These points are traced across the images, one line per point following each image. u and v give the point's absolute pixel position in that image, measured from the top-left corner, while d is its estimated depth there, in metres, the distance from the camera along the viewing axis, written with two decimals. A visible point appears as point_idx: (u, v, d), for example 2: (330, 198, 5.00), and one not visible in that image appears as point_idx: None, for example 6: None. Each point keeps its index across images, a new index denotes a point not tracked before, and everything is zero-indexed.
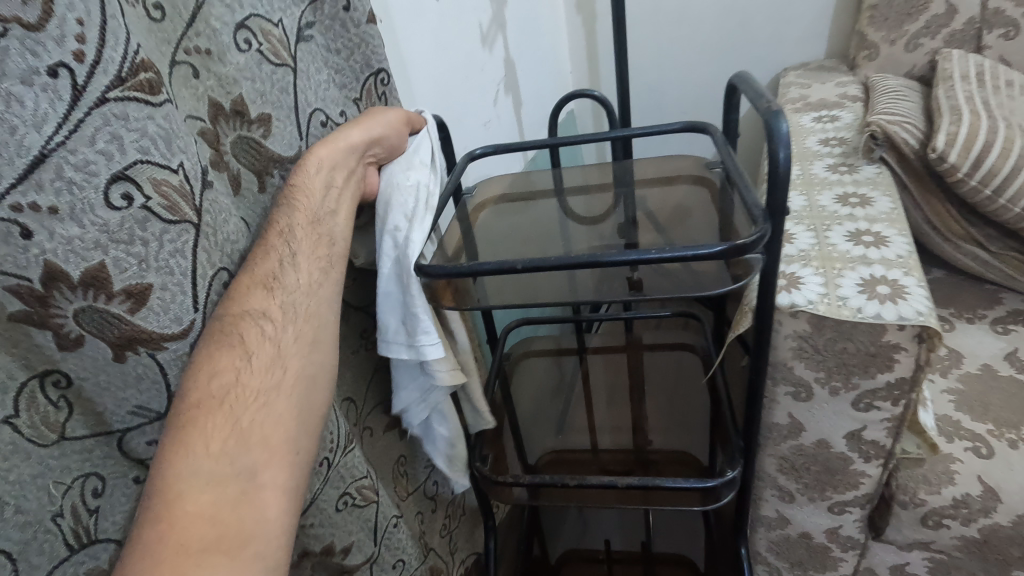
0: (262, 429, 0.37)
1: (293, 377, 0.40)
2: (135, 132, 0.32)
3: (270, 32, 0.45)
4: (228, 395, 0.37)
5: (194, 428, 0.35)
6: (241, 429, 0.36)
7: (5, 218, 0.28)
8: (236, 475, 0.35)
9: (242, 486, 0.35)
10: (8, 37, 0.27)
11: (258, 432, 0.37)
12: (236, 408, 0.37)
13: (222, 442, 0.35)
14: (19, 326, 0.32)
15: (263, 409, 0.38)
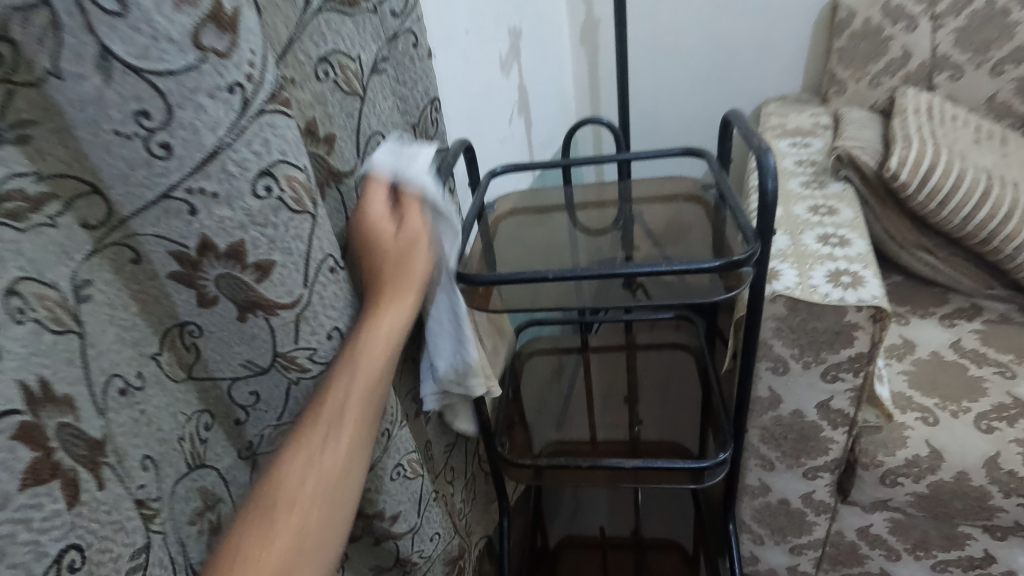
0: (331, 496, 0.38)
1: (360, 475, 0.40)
2: (280, 137, 0.39)
3: (347, 65, 0.52)
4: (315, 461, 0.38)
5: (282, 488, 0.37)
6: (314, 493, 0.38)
7: (179, 199, 0.36)
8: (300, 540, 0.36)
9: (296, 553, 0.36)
10: (204, 62, 0.34)
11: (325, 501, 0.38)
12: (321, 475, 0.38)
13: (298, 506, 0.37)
14: (168, 283, 0.41)
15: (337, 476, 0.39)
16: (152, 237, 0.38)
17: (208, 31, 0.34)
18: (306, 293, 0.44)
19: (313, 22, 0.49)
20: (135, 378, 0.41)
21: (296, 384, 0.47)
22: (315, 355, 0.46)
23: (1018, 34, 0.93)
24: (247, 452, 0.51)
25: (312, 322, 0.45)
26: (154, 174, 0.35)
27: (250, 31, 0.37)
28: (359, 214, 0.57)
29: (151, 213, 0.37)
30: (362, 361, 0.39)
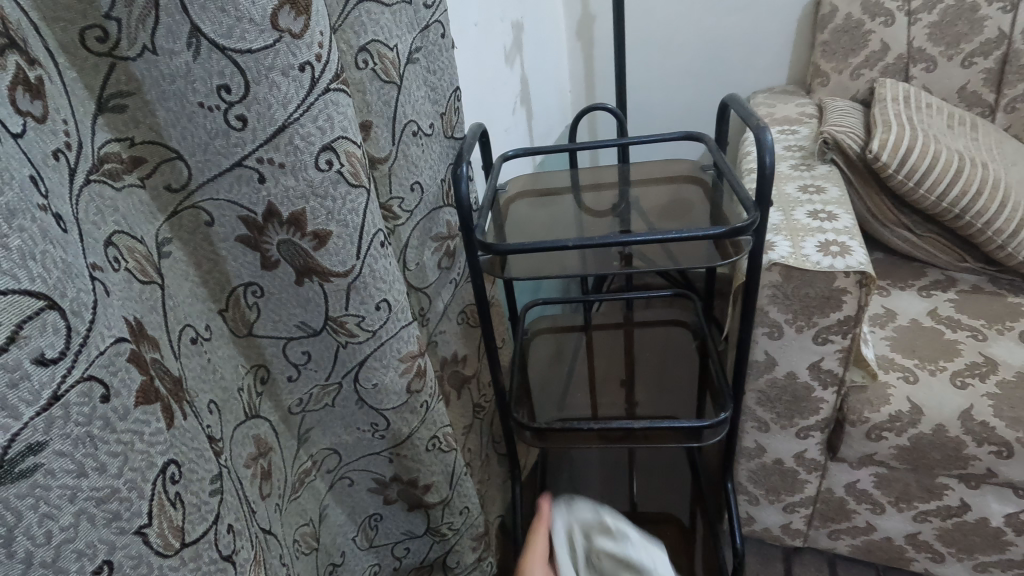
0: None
1: None
2: (341, 115, 0.44)
3: (385, 54, 0.55)
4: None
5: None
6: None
7: (251, 167, 0.43)
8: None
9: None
10: (280, 42, 0.39)
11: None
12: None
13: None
14: (234, 248, 0.47)
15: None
16: (226, 203, 0.44)
17: (285, 14, 0.39)
18: (359, 264, 0.49)
19: (354, 14, 0.52)
20: (203, 328, 0.47)
21: (345, 346, 0.53)
22: (362, 322, 0.52)
23: (986, 29, 1.00)
24: (295, 409, 0.57)
25: (363, 292, 0.51)
26: (231, 144, 0.41)
27: (318, 13, 0.41)
28: (390, 201, 0.61)
29: (227, 179, 0.43)
30: None
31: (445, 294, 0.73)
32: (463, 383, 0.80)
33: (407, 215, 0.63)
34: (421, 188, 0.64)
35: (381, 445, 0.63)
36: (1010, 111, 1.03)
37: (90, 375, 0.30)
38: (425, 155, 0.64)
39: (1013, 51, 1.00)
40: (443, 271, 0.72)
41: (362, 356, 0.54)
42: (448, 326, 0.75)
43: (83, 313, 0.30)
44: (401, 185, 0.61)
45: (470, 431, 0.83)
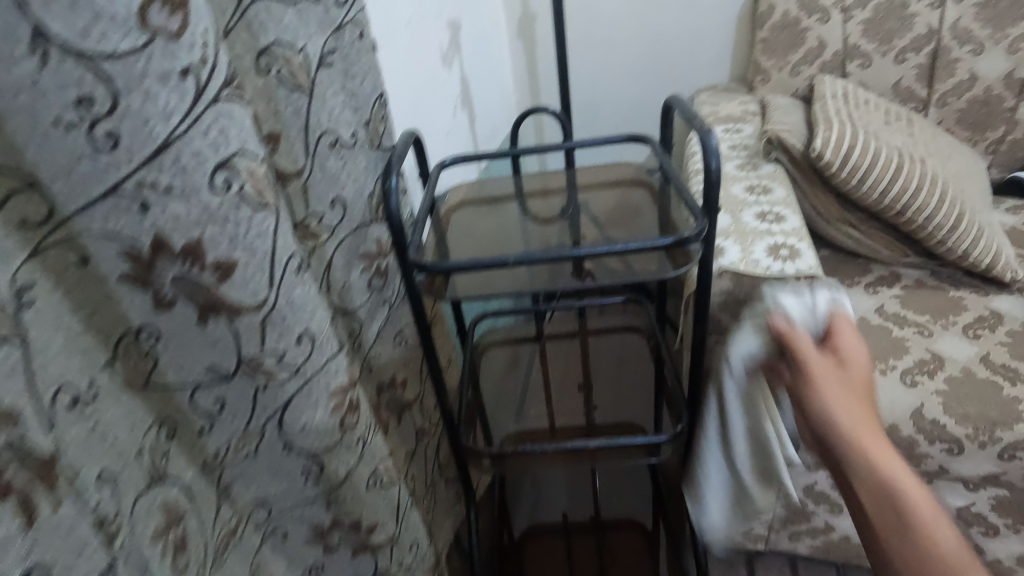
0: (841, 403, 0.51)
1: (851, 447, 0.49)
2: (237, 127, 0.38)
3: (292, 58, 0.50)
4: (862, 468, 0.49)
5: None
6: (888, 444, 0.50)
7: (129, 193, 0.36)
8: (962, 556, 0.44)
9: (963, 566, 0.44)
10: (152, 44, 0.33)
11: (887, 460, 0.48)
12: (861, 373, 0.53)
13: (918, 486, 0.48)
14: (120, 287, 0.40)
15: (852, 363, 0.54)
16: (102, 234, 0.37)
17: (155, 11, 0.33)
18: (274, 294, 0.43)
19: (251, 14, 0.47)
20: (87, 387, 0.40)
21: (264, 389, 0.48)
22: (283, 360, 0.46)
23: (916, 24, 1.02)
24: (211, 463, 0.51)
25: (280, 325, 0.45)
26: (100, 169, 0.35)
27: (198, 11, 0.35)
28: (306, 218, 0.56)
29: (101, 208, 0.36)
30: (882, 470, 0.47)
31: (380, 315, 0.68)
32: (404, 408, 0.75)
33: (330, 232, 0.58)
34: (346, 204, 0.59)
35: (314, 491, 0.57)
36: (941, 106, 1.05)
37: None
38: (351, 166, 0.59)
39: (943, 47, 1.02)
40: (376, 291, 0.66)
41: (285, 397, 0.49)
42: (384, 350, 0.71)
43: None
44: (320, 201, 0.56)
45: (415, 457, 0.78)
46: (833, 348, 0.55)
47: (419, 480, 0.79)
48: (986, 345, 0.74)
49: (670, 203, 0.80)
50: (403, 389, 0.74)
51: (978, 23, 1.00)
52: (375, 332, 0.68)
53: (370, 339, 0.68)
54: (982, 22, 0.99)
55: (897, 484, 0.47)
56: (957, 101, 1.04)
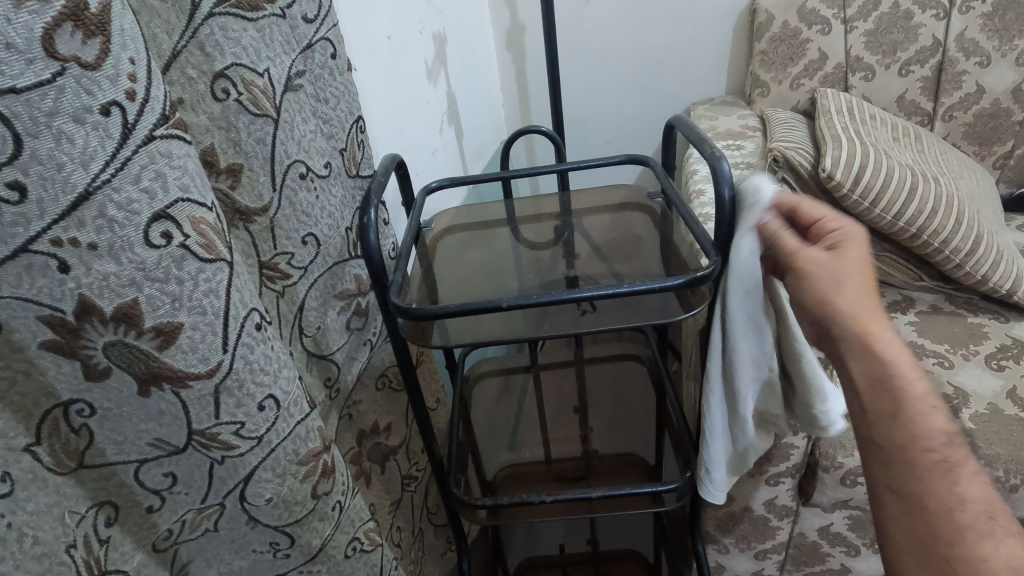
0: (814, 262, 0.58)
1: (874, 395, 0.47)
2: (177, 170, 0.32)
3: (253, 81, 0.44)
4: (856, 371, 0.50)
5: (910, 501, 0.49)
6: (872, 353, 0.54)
7: (44, 252, 0.30)
8: (950, 444, 0.44)
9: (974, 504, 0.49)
10: (63, 76, 0.27)
11: (883, 340, 0.48)
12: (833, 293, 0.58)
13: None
14: (43, 355, 0.34)
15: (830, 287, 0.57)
16: (15, 301, 0.31)
17: (65, 35, 0.27)
18: (228, 358, 0.37)
19: (204, 31, 0.40)
20: (1, 480, 0.34)
21: (222, 462, 0.41)
22: (242, 430, 0.40)
23: (921, 36, 0.98)
24: (163, 544, 0.45)
25: (238, 392, 0.39)
26: (7, 225, 0.28)
27: (124, 33, 0.29)
28: (274, 258, 0.49)
29: (11, 271, 0.30)
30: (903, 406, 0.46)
31: (362, 356, 0.63)
32: (388, 456, 0.69)
33: (302, 271, 0.52)
34: (319, 240, 0.53)
35: (289, 565, 0.50)
36: (947, 120, 1.02)
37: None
38: (324, 198, 0.53)
39: (948, 59, 0.99)
40: (355, 332, 0.61)
41: (248, 470, 0.42)
42: (366, 394, 0.65)
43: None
44: (290, 238, 0.50)
45: (401, 506, 0.72)
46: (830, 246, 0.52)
47: (405, 532, 0.73)
48: (1012, 377, 0.69)
49: (674, 231, 0.75)
50: (389, 434, 0.69)
51: (985, 34, 0.96)
52: (357, 375, 0.63)
53: (351, 385, 0.62)
54: (989, 33, 0.96)
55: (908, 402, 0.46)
56: (963, 115, 1.01)
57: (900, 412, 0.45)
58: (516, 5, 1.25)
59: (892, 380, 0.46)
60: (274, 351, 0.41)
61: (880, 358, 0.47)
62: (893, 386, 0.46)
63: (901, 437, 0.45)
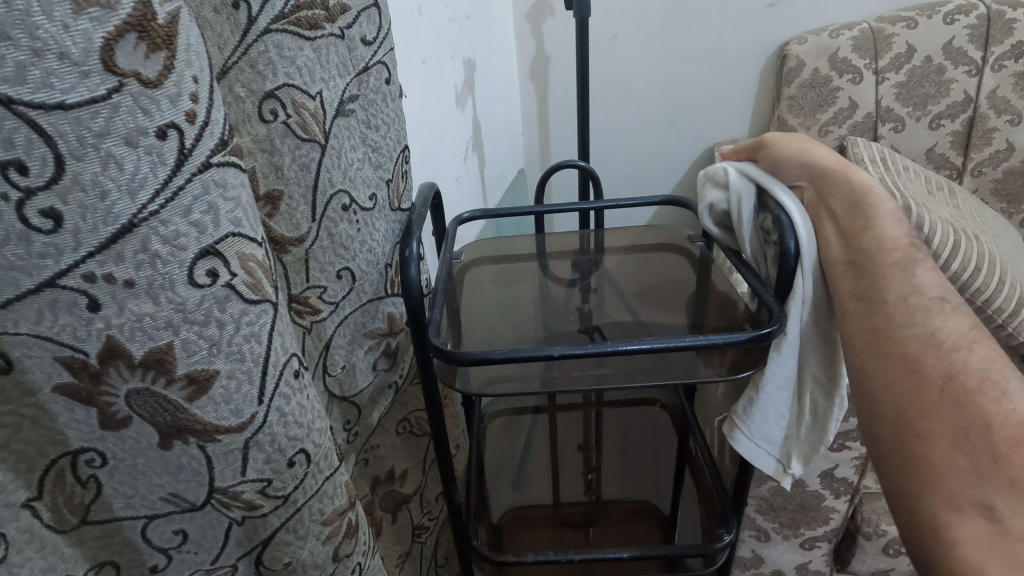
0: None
1: (858, 289, 0.55)
2: (231, 202, 0.29)
3: (303, 104, 0.41)
4: (829, 256, 0.56)
5: (892, 347, 0.52)
6: (889, 238, 0.58)
7: (74, 287, 0.26)
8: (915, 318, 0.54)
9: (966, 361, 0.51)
10: (121, 92, 0.24)
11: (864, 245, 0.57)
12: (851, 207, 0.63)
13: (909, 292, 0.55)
14: (54, 401, 0.30)
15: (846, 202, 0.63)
16: (31, 339, 0.27)
17: (127, 46, 0.23)
18: (263, 410, 0.33)
19: (257, 48, 0.37)
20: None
21: (241, 522, 0.37)
22: (268, 488, 0.36)
23: (952, 91, 0.99)
24: None
25: (269, 447, 0.34)
26: (34, 255, 0.25)
27: (189, 47, 0.26)
28: (306, 292, 0.46)
29: (30, 305, 0.26)
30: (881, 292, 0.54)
31: (389, 395, 0.59)
32: (402, 503, 0.65)
33: (332, 306, 0.48)
34: (355, 274, 0.50)
35: None
36: (977, 175, 1.02)
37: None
38: (365, 231, 0.50)
39: (979, 115, 0.99)
40: (381, 374, 0.57)
41: (268, 532, 0.38)
42: (385, 436, 0.61)
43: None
44: (323, 271, 0.47)
45: (410, 557, 0.67)
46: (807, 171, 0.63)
47: None
48: None
49: (715, 278, 0.72)
50: (404, 480, 0.64)
51: (1016, 93, 0.97)
52: (380, 415, 0.59)
53: (373, 426, 0.58)
54: (1020, 92, 0.97)
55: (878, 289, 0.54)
56: (992, 171, 1.01)
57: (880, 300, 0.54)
58: (543, 36, 1.24)
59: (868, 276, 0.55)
60: (309, 400, 0.37)
61: (857, 256, 0.56)
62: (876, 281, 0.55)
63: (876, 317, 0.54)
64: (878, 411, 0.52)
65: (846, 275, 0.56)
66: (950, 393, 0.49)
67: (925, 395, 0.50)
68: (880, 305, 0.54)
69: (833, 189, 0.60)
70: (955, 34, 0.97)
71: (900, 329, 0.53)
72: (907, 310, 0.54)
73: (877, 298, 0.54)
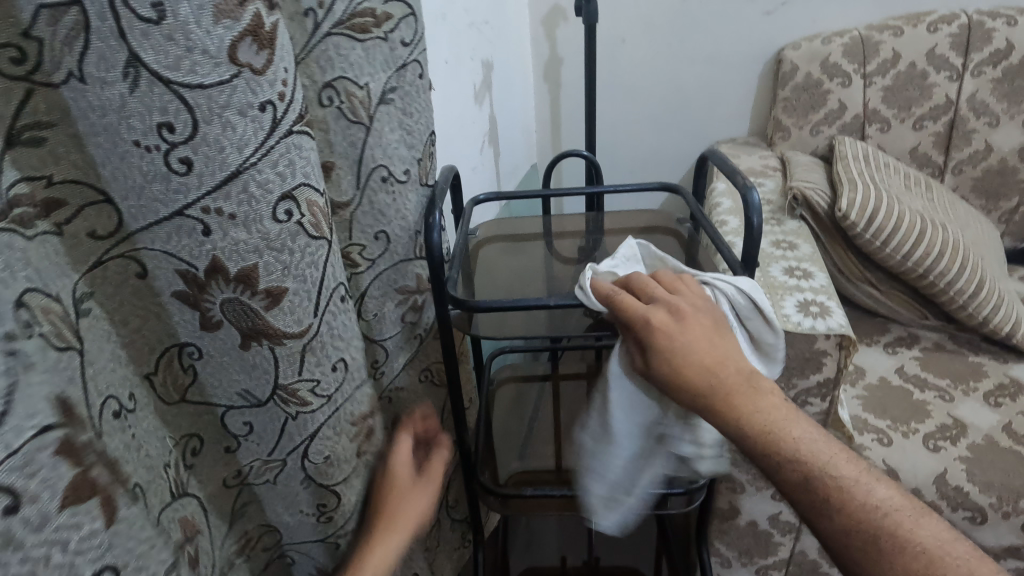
0: (719, 344, 0.50)
1: (761, 443, 0.47)
2: (304, 159, 0.39)
3: (354, 93, 0.52)
4: (756, 432, 0.47)
5: (766, 451, 0.47)
6: (741, 375, 0.48)
7: (194, 217, 0.36)
8: (778, 415, 0.47)
9: (803, 439, 0.47)
10: (238, 78, 0.34)
11: (743, 400, 0.47)
12: (739, 374, 0.48)
13: (785, 415, 0.48)
14: (171, 302, 0.40)
15: (728, 365, 0.48)
16: (160, 254, 0.37)
17: (245, 47, 0.34)
18: (316, 322, 0.44)
19: (319, 47, 0.49)
20: (128, 399, 0.40)
21: (296, 418, 0.46)
22: (316, 388, 0.46)
23: (934, 95, 1.06)
24: (232, 481, 0.52)
25: (319, 354, 0.45)
26: (172, 190, 0.35)
27: (282, 47, 0.36)
28: (349, 247, 0.57)
29: (164, 228, 0.36)
30: (769, 433, 0.47)
31: (413, 344, 0.69)
32: None
33: (369, 262, 0.59)
34: (391, 238, 0.60)
35: (327, 529, 0.55)
36: (957, 173, 1.09)
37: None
38: (397, 203, 0.59)
39: (959, 117, 1.06)
40: (409, 325, 0.67)
41: (315, 426, 0.48)
42: (409, 382, 0.72)
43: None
44: (364, 232, 0.58)
45: None
46: (668, 318, 0.50)
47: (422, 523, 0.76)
48: (1007, 413, 0.78)
49: (700, 257, 0.81)
50: None
51: (994, 97, 1.04)
52: (407, 360, 0.70)
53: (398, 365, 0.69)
54: (998, 96, 1.04)
55: (775, 443, 0.47)
56: (971, 170, 1.08)
57: (775, 447, 0.46)
58: (556, 40, 1.34)
59: (758, 436, 0.47)
60: (347, 318, 0.48)
61: (769, 420, 0.47)
62: (763, 439, 0.47)
63: (791, 459, 0.46)
64: (834, 525, 0.46)
65: (745, 439, 0.47)
66: (835, 481, 0.46)
67: (853, 499, 0.45)
68: (783, 441, 0.47)
69: (676, 393, 0.49)
70: (938, 42, 1.05)
71: (766, 446, 0.47)
72: (778, 417, 0.47)
73: (779, 443, 0.47)
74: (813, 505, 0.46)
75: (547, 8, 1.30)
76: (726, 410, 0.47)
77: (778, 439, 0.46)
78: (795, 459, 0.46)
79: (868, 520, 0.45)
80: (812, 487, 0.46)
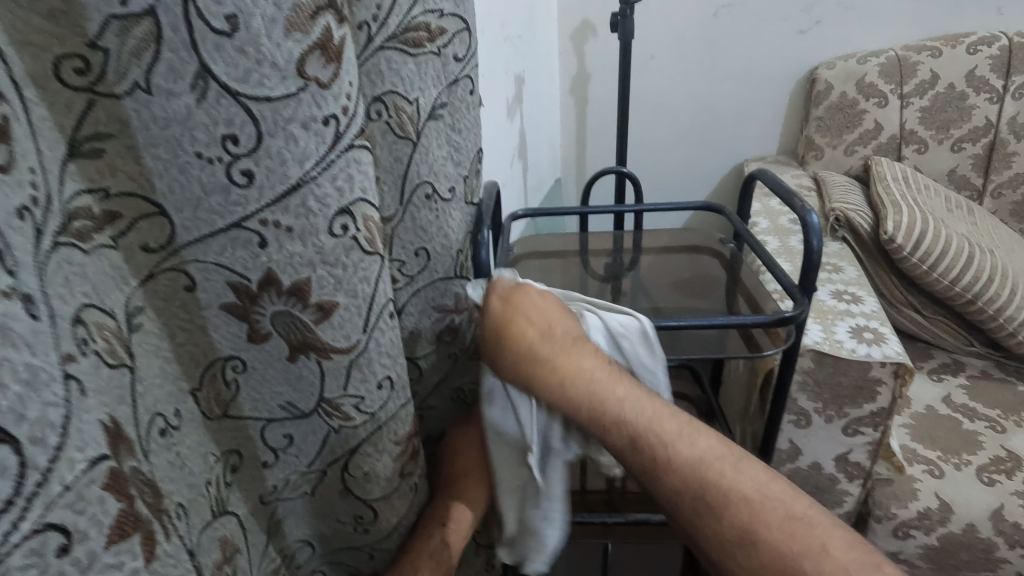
0: (565, 326, 0.48)
1: (603, 421, 0.42)
2: (362, 174, 0.37)
3: (403, 107, 0.50)
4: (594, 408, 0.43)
5: (616, 435, 0.42)
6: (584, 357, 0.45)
7: (251, 229, 0.35)
8: (620, 397, 0.43)
9: (657, 417, 0.42)
10: (304, 92, 0.32)
11: (590, 373, 0.44)
12: (589, 354, 0.46)
13: (621, 391, 0.43)
14: (217, 315, 0.38)
15: (574, 344, 0.46)
16: (212, 265, 0.36)
17: (313, 60, 0.32)
18: (365, 338, 0.42)
19: (371, 60, 0.48)
20: (173, 416, 0.38)
21: (338, 431, 0.45)
22: (361, 404, 0.44)
23: (974, 116, 1.05)
24: (268, 498, 0.49)
25: (365, 369, 0.43)
26: (231, 203, 0.33)
27: (348, 61, 0.35)
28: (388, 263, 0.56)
29: (218, 241, 0.35)
30: (603, 407, 0.43)
31: (445, 367, 0.67)
32: None
33: (408, 279, 0.58)
34: (431, 255, 0.59)
35: (363, 540, 0.54)
36: (996, 197, 1.08)
37: (45, 523, 0.24)
38: (441, 220, 0.58)
39: (999, 140, 1.05)
40: (443, 343, 0.65)
41: (356, 442, 0.46)
42: (439, 402, 0.69)
43: (46, 435, 0.24)
44: (404, 248, 0.56)
45: None
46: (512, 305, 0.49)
47: None
48: None
49: (742, 278, 0.80)
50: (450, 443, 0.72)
51: None
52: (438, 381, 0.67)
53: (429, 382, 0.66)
54: None
55: (609, 422, 0.42)
56: (1011, 194, 1.07)
57: (614, 426, 0.42)
58: (584, 54, 1.33)
59: (594, 415, 0.43)
60: (394, 337, 0.45)
61: (608, 392, 0.43)
62: (599, 412, 0.42)
63: (630, 443, 0.41)
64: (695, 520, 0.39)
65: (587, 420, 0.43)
66: (698, 461, 0.39)
67: (708, 478, 0.39)
68: (616, 417, 0.42)
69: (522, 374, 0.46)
70: (978, 63, 1.03)
71: (610, 429, 0.42)
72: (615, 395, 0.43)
73: (619, 426, 0.42)
74: (685, 504, 0.39)
75: (576, 23, 1.29)
76: (567, 383, 0.44)
77: (615, 418, 0.42)
78: (651, 443, 0.41)
79: (704, 482, 0.38)
80: (686, 473, 0.39)
